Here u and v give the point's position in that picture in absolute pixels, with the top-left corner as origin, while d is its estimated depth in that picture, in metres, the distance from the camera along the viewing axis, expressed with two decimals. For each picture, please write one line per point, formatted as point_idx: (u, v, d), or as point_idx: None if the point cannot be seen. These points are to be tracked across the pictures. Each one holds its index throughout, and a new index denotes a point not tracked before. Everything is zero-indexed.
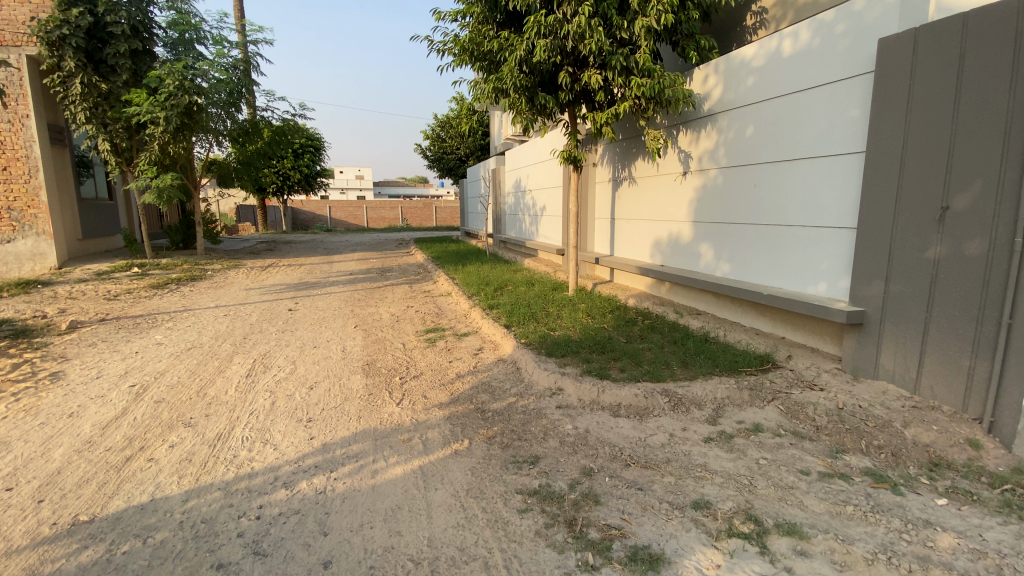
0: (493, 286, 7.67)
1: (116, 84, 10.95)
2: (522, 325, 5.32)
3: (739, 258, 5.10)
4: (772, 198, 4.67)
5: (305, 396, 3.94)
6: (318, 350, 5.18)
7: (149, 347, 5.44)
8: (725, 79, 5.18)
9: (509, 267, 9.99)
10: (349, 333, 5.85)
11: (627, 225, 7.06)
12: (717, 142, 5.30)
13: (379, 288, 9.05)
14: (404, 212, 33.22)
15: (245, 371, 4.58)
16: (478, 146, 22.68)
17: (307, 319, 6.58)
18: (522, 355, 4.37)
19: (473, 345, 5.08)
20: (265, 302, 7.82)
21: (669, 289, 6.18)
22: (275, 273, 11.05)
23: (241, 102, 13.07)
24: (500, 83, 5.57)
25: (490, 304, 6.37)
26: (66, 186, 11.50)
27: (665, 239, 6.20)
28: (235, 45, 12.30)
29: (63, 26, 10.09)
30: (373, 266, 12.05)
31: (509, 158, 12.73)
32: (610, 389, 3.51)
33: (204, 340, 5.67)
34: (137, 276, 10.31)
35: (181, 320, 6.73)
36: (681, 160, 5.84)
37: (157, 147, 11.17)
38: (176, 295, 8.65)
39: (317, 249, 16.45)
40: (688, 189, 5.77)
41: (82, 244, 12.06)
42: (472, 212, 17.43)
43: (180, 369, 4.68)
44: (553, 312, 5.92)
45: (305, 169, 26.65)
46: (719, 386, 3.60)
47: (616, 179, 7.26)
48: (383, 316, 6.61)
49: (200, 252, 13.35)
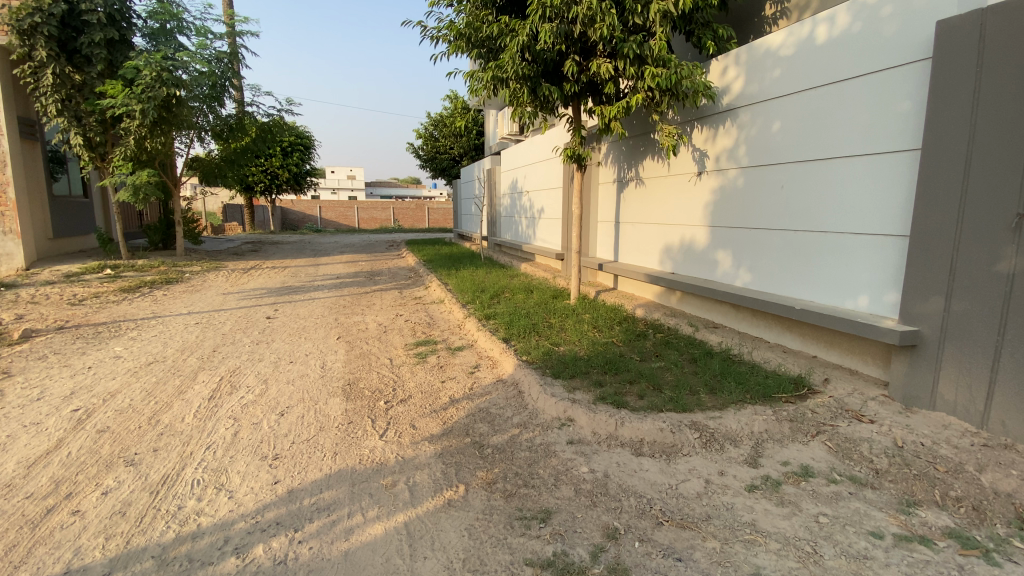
0: (488, 293, 7.15)
1: (90, 76, 10.23)
2: (523, 339, 4.81)
3: (762, 268, 4.64)
4: (802, 201, 4.21)
5: (274, 425, 3.40)
6: (294, 366, 4.64)
7: (105, 362, 4.85)
8: (747, 71, 4.71)
9: (505, 272, 9.48)
10: (331, 345, 5.30)
11: (633, 229, 6.59)
12: (737, 140, 4.83)
13: (367, 293, 8.49)
14: (395, 213, 32.64)
15: (210, 393, 4.02)
16: (472, 146, 22.26)
17: (286, 329, 6.02)
18: (523, 376, 3.87)
19: (468, 362, 4.57)
20: (243, 308, 7.24)
21: (680, 299, 5.70)
22: (256, 276, 10.45)
23: (225, 97, 12.46)
24: (500, 71, 5.07)
25: (486, 314, 5.85)
26: (37, 182, 10.83)
27: (677, 244, 5.73)
28: (220, 36, 11.70)
29: (35, 14, 9.42)
30: (362, 269, 11.49)
31: (505, 158, 12.25)
32: (629, 422, 2.99)
33: (169, 354, 5.10)
34: (109, 278, 9.66)
35: (147, 329, 6.13)
36: (696, 159, 5.36)
37: (133, 142, 10.49)
38: (148, 300, 8.03)
39: (304, 251, 15.83)
40: (703, 191, 5.30)
41: (53, 243, 11.37)
42: (466, 214, 16.93)
43: (135, 390, 4.11)
44: (556, 323, 5.41)
45: (295, 168, 26.01)
46: (754, 417, 3.12)
47: (622, 180, 6.78)
48: (369, 326, 6.07)
49: (180, 253, 12.70)
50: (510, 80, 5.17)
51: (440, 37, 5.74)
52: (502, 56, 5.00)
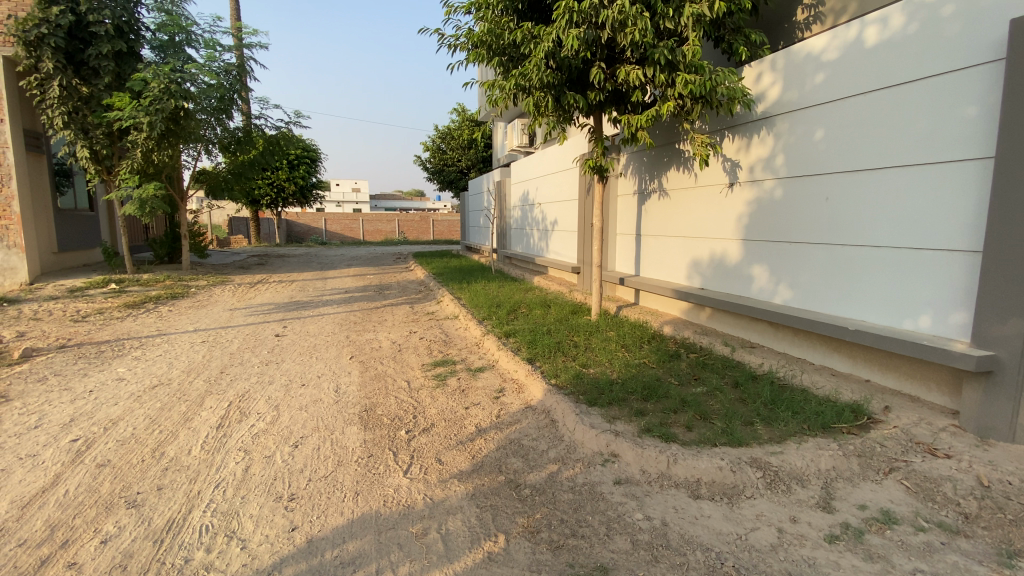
0: (505, 309, 6.88)
1: (97, 88, 10.13)
2: (548, 360, 4.52)
3: (804, 284, 4.37)
4: (850, 214, 3.96)
5: (288, 459, 3.12)
6: (306, 389, 4.36)
7: (108, 385, 4.58)
8: (785, 77, 4.48)
9: (519, 286, 9.21)
10: (344, 366, 5.02)
11: (656, 242, 6.33)
12: (774, 149, 4.59)
13: (378, 309, 8.23)
14: (400, 225, 32.53)
15: (217, 421, 3.74)
16: (479, 158, 22.14)
17: (296, 348, 5.75)
18: (555, 403, 3.58)
19: (491, 384, 4.28)
20: (251, 325, 6.98)
21: (711, 316, 5.42)
22: (263, 290, 10.22)
23: (233, 109, 12.35)
24: (523, 79, 4.85)
25: (506, 331, 5.56)
26: (42, 195, 10.68)
27: (706, 258, 5.48)
28: (229, 49, 11.62)
29: (42, 25, 9.32)
30: (371, 283, 11.24)
31: (516, 170, 12.06)
32: (683, 459, 2.71)
33: (174, 375, 4.83)
34: (114, 293, 9.44)
35: (152, 348, 5.87)
36: (727, 169, 5.11)
37: (140, 154, 10.34)
38: (153, 316, 7.79)
39: (311, 264, 15.62)
40: (735, 203, 5.05)
41: (58, 257, 11.18)
42: (474, 226, 16.72)
43: (138, 418, 3.83)
44: (581, 342, 5.12)
45: (301, 180, 25.94)
46: (819, 452, 2.82)
47: (644, 192, 6.54)
48: (383, 345, 5.79)
49: (185, 267, 12.50)
50: (533, 88, 4.96)
51: (457, 45, 5.55)
52: (526, 63, 4.79)
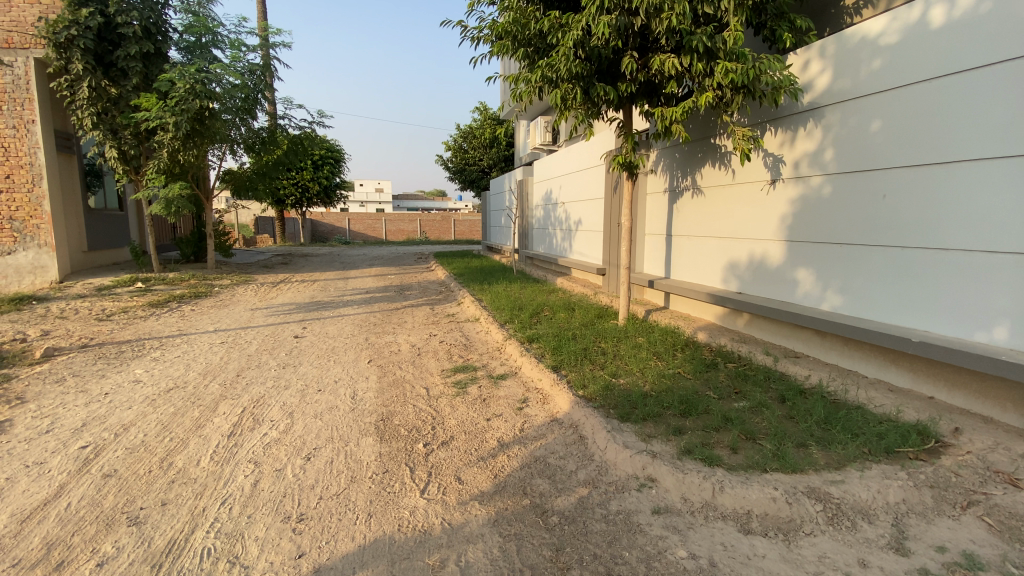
0: (528, 312, 6.63)
1: (125, 89, 10.26)
2: (575, 368, 4.26)
3: (856, 290, 4.03)
4: (911, 213, 3.61)
5: (299, 474, 2.93)
6: (321, 395, 4.18)
7: (124, 388, 4.50)
8: (835, 65, 4.13)
9: (542, 287, 8.95)
10: (362, 370, 4.84)
11: (688, 243, 6.02)
12: (823, 143, 4.25)
13: (398, 310, 8.06)
14: (422, 225, 32.57)
15: (229, 429, 3.59)
16: (501, 156, 21.94)
17: (313, 350, 5.60)
18: (583, 417, 3.32)
19: (514, 394, 4.03)
20: (271, 326, 6.89)
21: (749, 322, 5.10)
22: (285, 290, 10.18)
23: (257, 109, 12.39)
24: (550, 70, 4.61)
25: (529, 336, 5.31)
26: (72, 195, 10.87)
27: (744, 261, 5.15)
28: (253, 49, 11.63)
29: (72, 26, 9.46)
30: (391, 283, 11.12)
31: (538, 168, 11.80)
32: (730, 488, 2.44)
33: (190, 378, 4.73)
34: (140, 292, 9.52)
35: (171, 349, 5.81)
36: (769, 165, 4.78)
37: (166, 154, 10.41)
38: (175, 315, 7.78)
39: (333, 263, 15.64)
40: (777, 201, 4.72)
41: (87, 256, 11.37)
42: (496, 226, 16.51)
43: (150, 424, 3.71)
44: (609, 349, 4.84)
45: (325, 180, 26.15)
46: (885, 482, 2.51)
47: (676, 190, 6.23)
48: (402, 349, 5.60)
49: (210, 266, 12.59)
50: (560, 80, 4.72)
51: (481, 37, 5.33)
52: (553, 53, 4.54)
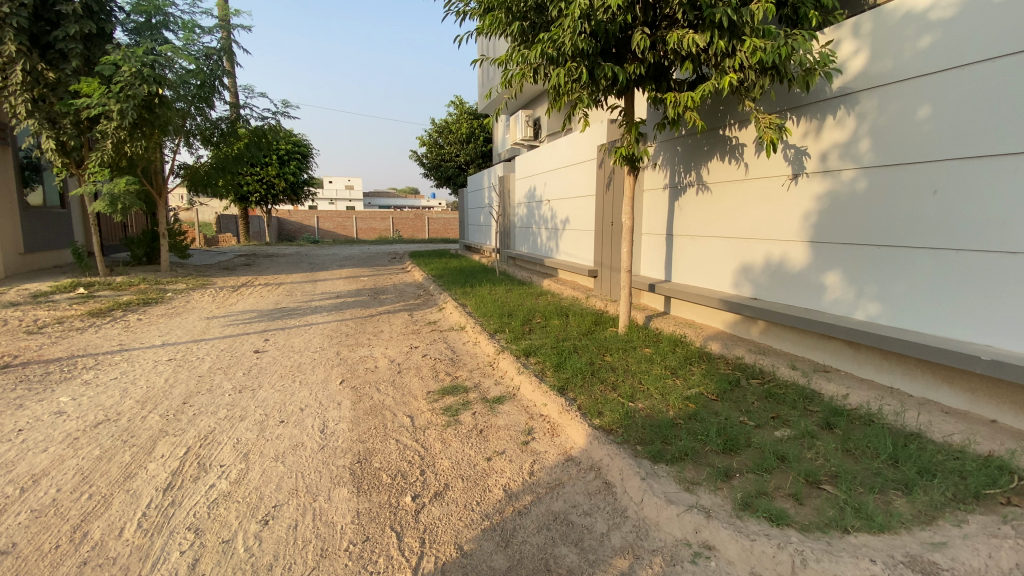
0: (518, 319, 6.04)
1: (65, 73, 9.19)
2: (584, 390, 3.70)
3: (897, 296, 3.61)
4: (967, 210, 3.19)
5: (253, 547, 2.27)
6: (285, 430, 3.49)
7: (42, 422, 3.69)
8: (873, 45, 3.70)
9: (529, 290, 8.38)
10: (334, 394, 4.16)
11: (692, 243, 5.56)
12: (857, 133, 3.81)
13: (374, 317, 7.36)
14: (395, 223, 31.62)
15: (166, 480, 2.87)
16: (478, 152, 21.28)
17: (277, 369, 4.87)
18: (606, 457, 2.76)
19: (516, 423, 3.43)
20: (229, 338, 6.09)
21: (765, 331, 4.65)
22: (247, 295, 9.32)
23: (214, 98, 11.41)
24: (552, 45, 4.04)
25: (525, 350, 4.72)
26: (6, 192, 9.75)
27: (760, 263, 4.70)
28: (209, 31, 10.65)
29: (4, 4, 8.37)
30: (365, 286, 10.36)
31: (520, 164, 11.25)
32: (815, 561, 1.92)
33: (126, 408, 3.96)
34: (81, 299, 8.53)
35: (110, 368, 4.98)
36: (790, 158, 4.33)
37: (110, 146, 9.34)
38: (119, 326, 6.86)
39: (301, 264, 14.72)
40: (800, 198, 4.28)
41: (24, 258, 10.24)
42: (474, 225, 15.90)
43: (67, 474, 2.95)
44: (617, 363, 4.31)
45: (292, 177, 24.95)
46: (994, 542, 2.03)
47: (678, 186, 5.76)
48: (380, 365, 4.93)
49: (164, 269, 11.55)
50: (562, 58, 4.16)
51: (467, 12, 4.72)
52: (555, 27, 3.98)
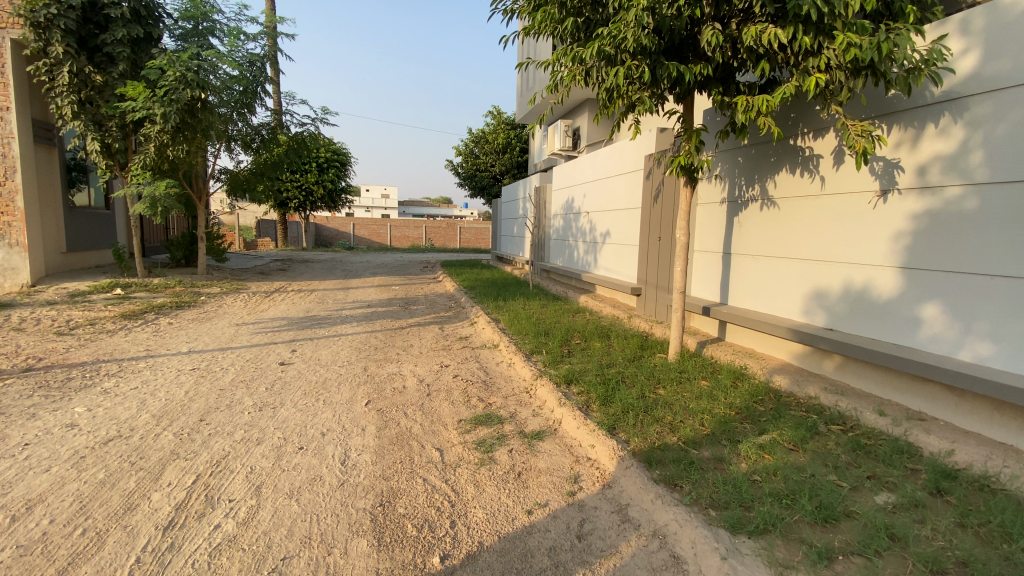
0: (557, 340, 5.62)
1: (112, 76, 9.38)
2: (637, 430, 3.26)
3: (1015, 337, 3.03)
4: None
5: None
6: (302, 460, 3.16)
7: (52, 436, 3.47)
8: (987, 43, 3.18)
9: (566, 307, 7.95)
10: (358, 417, 3.84)
11: (755, 265, 5.06)
12: (967, 144, 3.27)
13: (403, 329, 7.06)
14: (428, 232, 31.69)
15: (168, 516, 2.57)
16: (515, 163, 21.04)
17: (301, 385, 4.57)
18: (675, 524, 2.32)
19: (560, 467, 3.01)
20: (255, 348, 5.88)
21: (843, 366, 4.11)
22: (278, 301, 9.21)
23: (256, 103, 11.51)
24: (611, 42, 3.65)
25: (566, 376, 4.28)
26: (51, 191, 9.98)
27: (837, 290, 4.17)
28: (254, 38, 10.74)
29: (52, 5, 8.57)
30: (396, 296, 10.12)
31: (559, 175, 10.87)
32: None
33: (140, 424, 3.72)
34: (117, 300, 8.57)
35: (131, 376, 4.79)
36: (878, 172, 3.81)
37: (153, 149, 9.46)
38: (148, 330, 6.76)
39: (334, 271, 14.71)
40: (889, 217, 3.75)
41: (65, 257, 10.45)
42: (507, 236, 15.62)
43: (64, 501, 2.69)
44: (672, 399, 3.82)
45: (330, 184, 25.25)
46: None
47: (738, 200, 5.29)
48: (408, 385, 4.57)
49: (200, 272, 11.62)
50: (622, 57, 3.77)
51: (515, 10, 4.41)
52: (616, 21, 3.60)
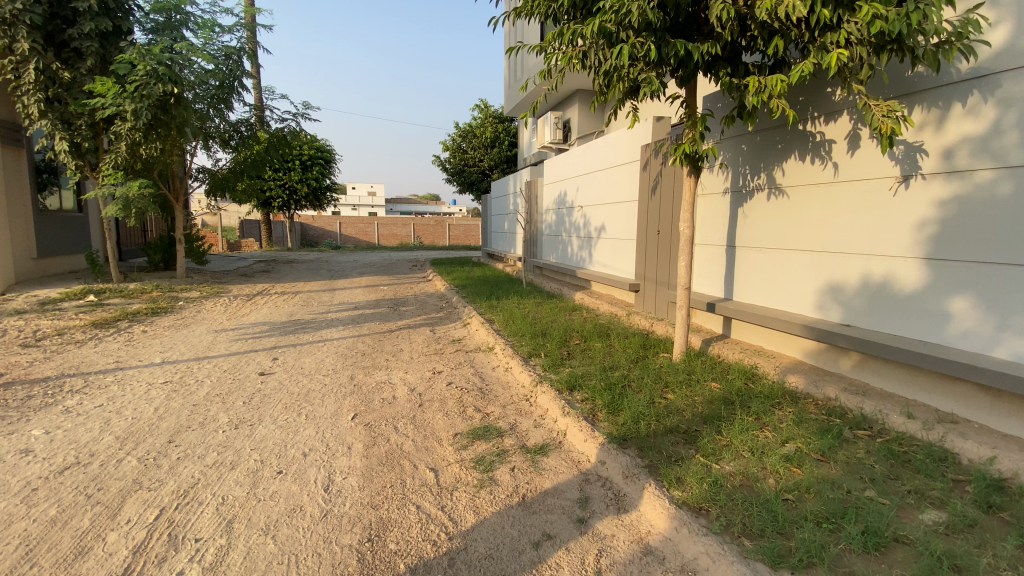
0: (555, 340, 5.33)
1: (80, 73, 8.89)
2: (651, 443, 2.98)
3: None
4: None
5: None
6: (281, 486, 2.83)
7: (1, 465, 3.10)
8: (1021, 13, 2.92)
9: (562, 304, 7.67)
10: (344, 433, 3.51)
11: (763, 257, 4.81)
12: (999, 124, 3.01)
13: (392, 332, 6.73)
14: (416, 229, 31.25)
15: (125, 563, 2.24)
16: (504, 157, 20.69)
17: (281, 398, 4.21)
18: (710, 561, 2.05)
19: (569, 487, 2.73)
20: (234, 356, 5.51)
21: (861, 364, 3.87)
22: (260, 305, 8.81)
23: (233, 98, 11.03)
24: (612, 17, 3.35)
25: (569, 381, 3.98)
26: (19, 195, 9.48)
27: (854, 283, 3.92)
28: (229, 30, 10.26)
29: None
30: (385, 296, 9.77)
31: (550, 168, 10.56)
32: None
33: (101, 448, 3.35)
34: (90, 307, 8.12)
35: (97, 392, 4.41)
36: (898, 156, 3.56)
37: (125, 147, 8.98)
38: (120, 340, 6.34)
39: (320, 271, 14.32)
40: (911, 204, 3.49)
41: (36, 263, 9.95)
42: (498, 232, 15.32)
43: (8, 546, 2.35)
44: (684, 405, 3.54)
45: (315, 182, 24.70)
46: None
47: (742, 190, 5.03)
48: (398, 395, 4.24)
49: (180, 275, 11.17)
50: (623, 34, 3.47)
51: None
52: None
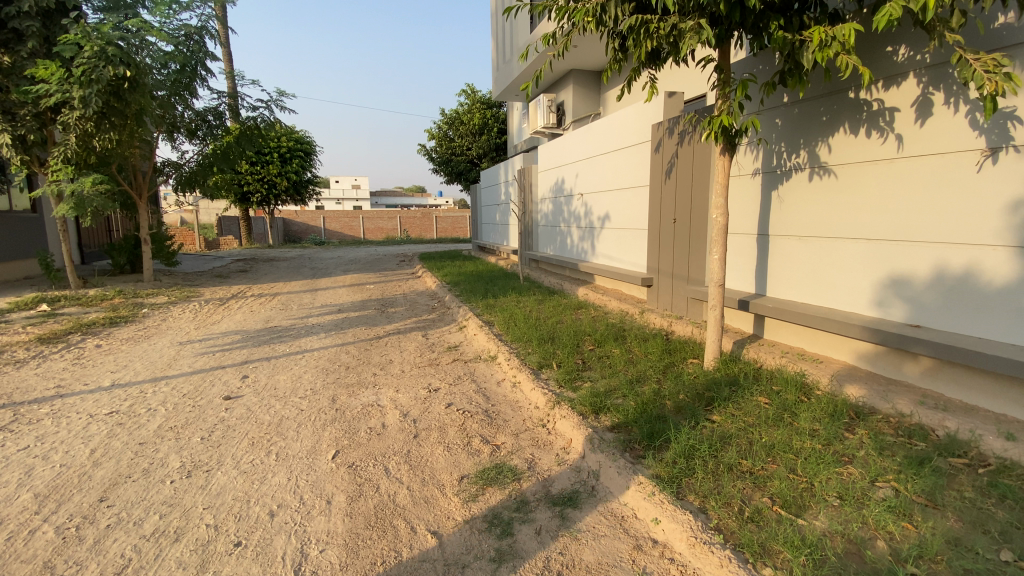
0: (566, 347, 4.68)
1: (20, 56, 8.00)
2: (712, 491, 2.35)
3: None
4: None
5: None
6: (237, 569, 2.15)
7: None
8: None
9: (565, 302, 7.01)
10: (322, 481, 2.84)
11: (803, 248, 4.22)
12: None
13: (380, 339, 6.05)
14: (402, 222, 30.34)
15: None
16: (493, 145, 19.86)
17: (248, 431, 3.51)
18: None
19: (614, 559, 2.10)
20: (197, 375, 4.79)
21: (934, 371, 3.29)
22: (233, 310, 8.04)
23: (197, 83, 10.13)
24: None
25: (592, 403, 3.34)
26: None
27: (923, 277, 3.33)
28: (189, 7, 9.31)
29: None
30: (372, 297, 9.03)
31: (545, 154, 9.85)
32: None
33: (11, 512, 2.64)
34: (42, 318, 7.30)
35: (25, 430, 3.66)
36: (983, 123, 2.95)
37: (75, 139, 8.08)
38: (69, 358, 5.57)
39: (302, 270, 13.51)
40: (1003, 182, 2.89)
41: None
42: (489, 224, 14.61)
43: None
44: (736, 430, 2.92)
45: (295, 175, 23.68)
46: None
47: (778, 171, 4.39)
48: (389, 423, 3.57)
49: (147, 278, 10.31)
50: None
51: None
52: None
